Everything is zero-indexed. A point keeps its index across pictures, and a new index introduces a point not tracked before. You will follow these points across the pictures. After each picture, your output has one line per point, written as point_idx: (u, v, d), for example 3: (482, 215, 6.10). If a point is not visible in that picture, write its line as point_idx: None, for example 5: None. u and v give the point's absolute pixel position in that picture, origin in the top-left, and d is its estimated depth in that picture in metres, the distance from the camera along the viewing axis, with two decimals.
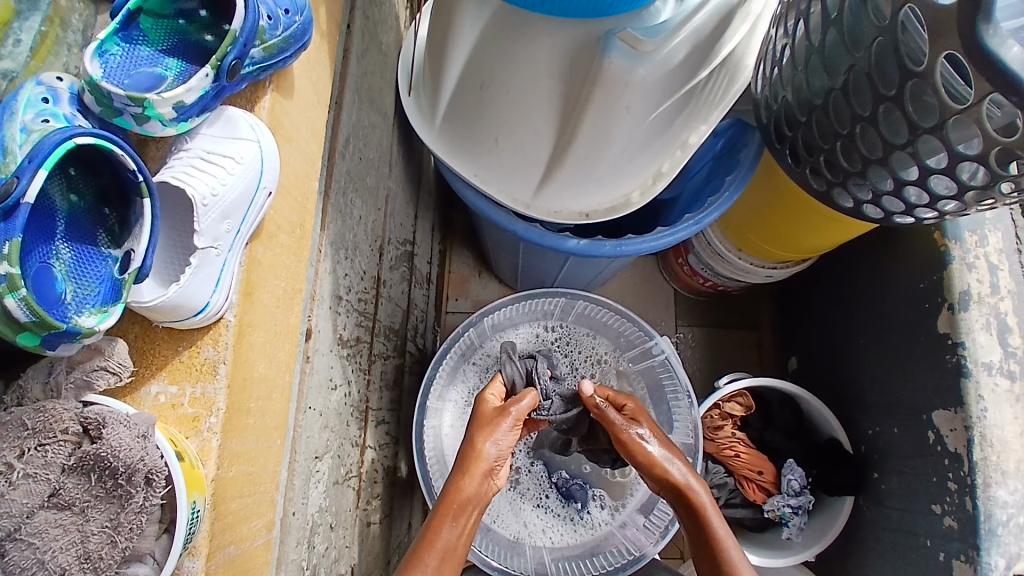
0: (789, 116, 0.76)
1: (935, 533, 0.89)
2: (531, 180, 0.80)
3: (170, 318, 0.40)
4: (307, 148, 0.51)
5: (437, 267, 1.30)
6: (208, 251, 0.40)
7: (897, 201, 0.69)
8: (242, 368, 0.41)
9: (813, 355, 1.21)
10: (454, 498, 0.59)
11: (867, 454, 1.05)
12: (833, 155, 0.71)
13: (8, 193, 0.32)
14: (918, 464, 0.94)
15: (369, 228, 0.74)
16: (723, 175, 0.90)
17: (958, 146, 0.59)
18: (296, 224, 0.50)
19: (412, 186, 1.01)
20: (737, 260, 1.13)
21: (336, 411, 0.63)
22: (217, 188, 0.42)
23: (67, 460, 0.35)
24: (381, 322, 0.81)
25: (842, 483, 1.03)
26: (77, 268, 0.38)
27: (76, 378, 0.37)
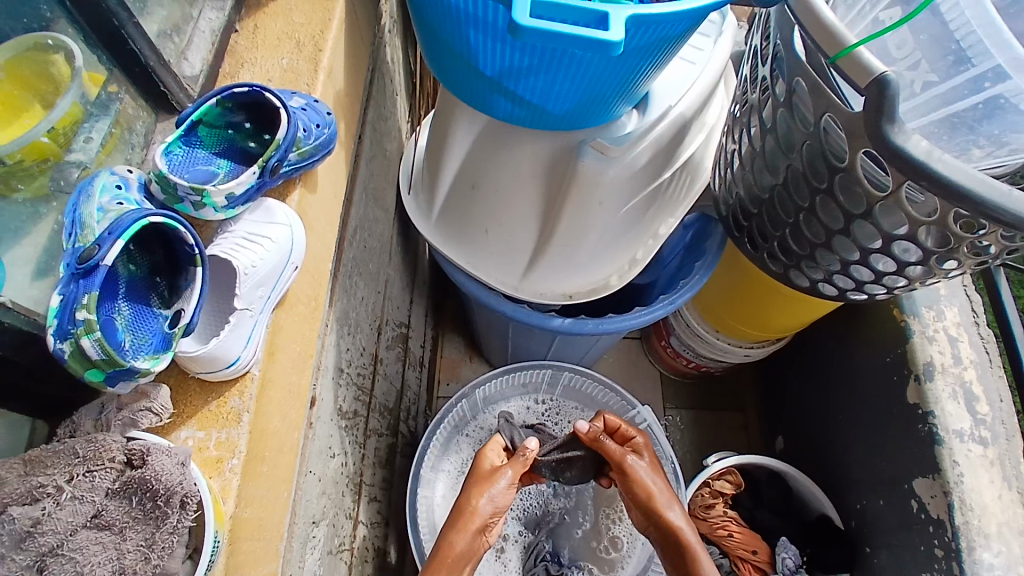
0: (744, 209, 0.86)
1: None
2: (519, 265, 0.88)
3: (206, 369, 0.44)
4: (324, 235, 0.59)
5: (429, 352, 1.35)
6: (244, 313, 0.46)
7: (847, 279, 0.78)
8: (261, 418, 0.46)
9: (797, 434, 1.24)
10: (437, 567, 0.66)
11: (856, 530, 1.05)
12: (785, 241, 0.80)
13: (90, 257, 0.37)
14: (903, 535, 0.95)
15: (370, 309, 0.81)
16: (694, 259, 0.99)
17: (889, 228, 0.67)
18: (311, 299, 0.56)
19: (408, 275, 1.09)
20: (715, 340, 1.19)
21: (332, 480, 0.66)
22: (256, 261, 0.48)
23: (111, 485, 0.39)
24: (376, 400, 0.86)
25: (835, 560, 1.03)
26: (134, 323, 0.42)
27: (124, 416, 0.41)
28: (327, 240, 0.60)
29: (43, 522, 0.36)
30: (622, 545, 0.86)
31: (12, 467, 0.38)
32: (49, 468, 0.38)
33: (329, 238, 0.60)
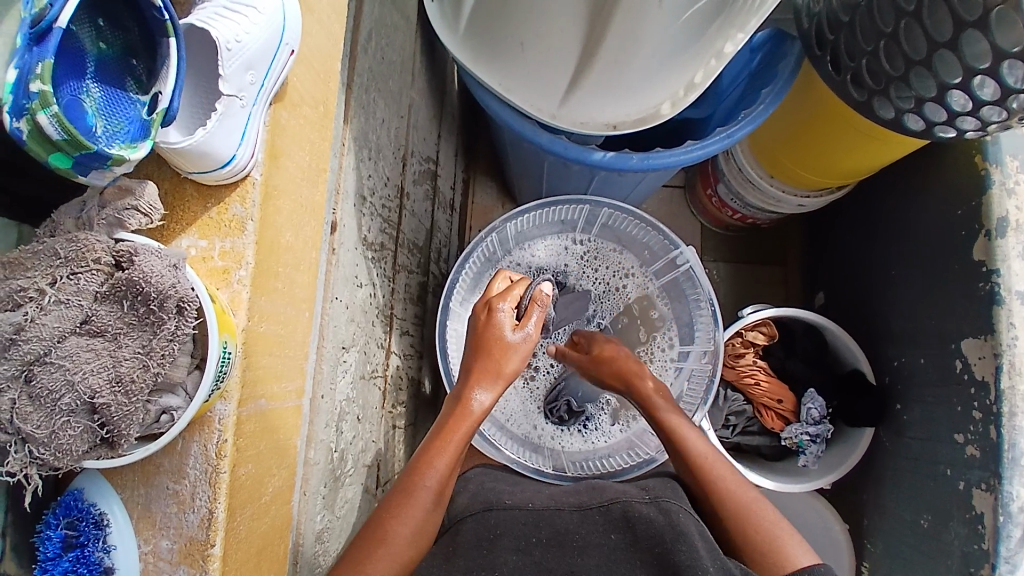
0: (831, 20, 0.71)
1: (956, 462, 0.89)
2: (557, 90, 0.78)
3: (197, 168, 0.40)
4: (327, 32, 0.50)
5: (460, 196, 1.30)
6: (233, 99, 0.41)
7: (939, 109, 0.65)
8: (268, 230, 0.43)
9: (841, 289, 1.18)
10: (449, 429, 0.65)
11: (890, 386, 1.04)
12: (876, 60, 0.67)
13: (43, 18, 0.32)
14: (940, 392, 0.93)
15: (393, 134, 0.74)
16: (759, 87, 0.86)
17: (1003, 42, 0.56)
18: (313, 112, 0.50)
19: (435, 104, 1.00)
20: (768, 187, 1.09)
21: (362, 308, 0.65)
22: (240, 35, 0.41)
23: (99, 289, 0.35)
24: (404, 234, 0.83)
25: (865, 412, 1.03)
26: (107, 106, 0.37)
27: (109, 215, 0.38)
28: (331, 39, 0.51)
29: (27, 329, 0.32)
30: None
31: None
32: (29, 271, 0.34)
33: (333, 38, 0.52)
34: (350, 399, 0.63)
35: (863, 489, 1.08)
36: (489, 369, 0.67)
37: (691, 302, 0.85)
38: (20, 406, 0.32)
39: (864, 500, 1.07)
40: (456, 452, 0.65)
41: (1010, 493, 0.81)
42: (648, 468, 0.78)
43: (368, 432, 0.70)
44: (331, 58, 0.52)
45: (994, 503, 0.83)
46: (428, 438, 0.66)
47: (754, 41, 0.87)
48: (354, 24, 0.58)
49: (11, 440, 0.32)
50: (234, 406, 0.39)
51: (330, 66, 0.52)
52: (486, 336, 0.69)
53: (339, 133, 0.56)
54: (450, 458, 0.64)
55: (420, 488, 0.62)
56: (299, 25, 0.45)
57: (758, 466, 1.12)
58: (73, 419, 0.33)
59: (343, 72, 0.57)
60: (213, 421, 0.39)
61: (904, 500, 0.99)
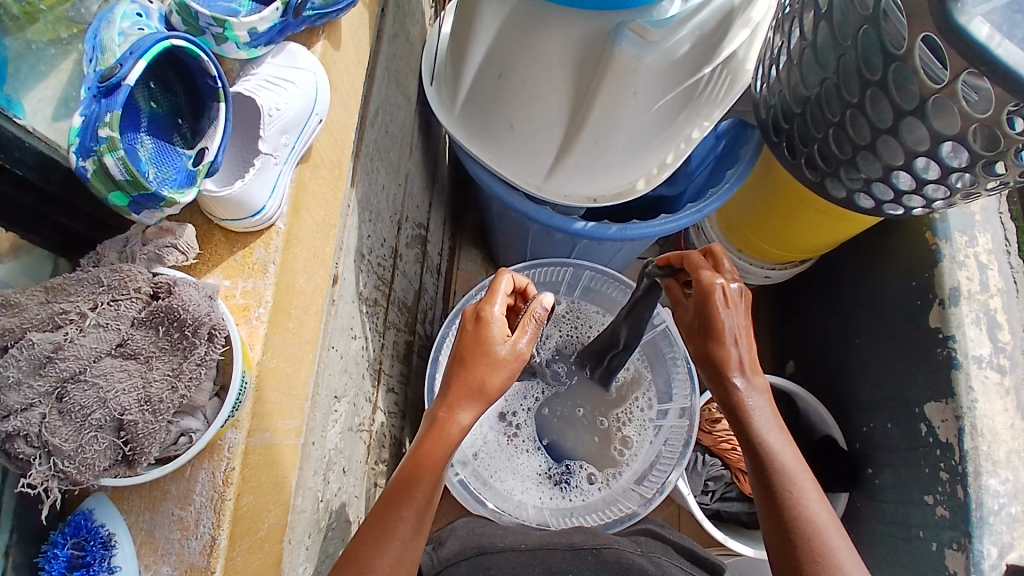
0: (785, 111, 0.80)
1: (928, 524, 0.92)
2: (544, 164, 0.85)
3: (230, 217, 0.46)
4: (339, 106, 0.57)
5: (445, 263, 1.35)
6: (268, 159, 0.47)
7: (887, 189, 0.73)
8: (286, 273, 0.48)
9: (808, 358, 1.24)
10: (425, 444, 0.57)
11: (860, 450, 1.08)
12: (827, 146, 0.76)
13: (112, 75, 0.38)
14: (909, 456, 0.97)
15: (390, 199, 0.80)
16: (723, 170, 0.95)
17: (940, 128, 0.63)
18: (325, 174, 0.55)
19: (428, 174, 1.07)
20: (737, 259, 1.17)
21: (354, 360, 0.67)
22: (280, 104, 0.48)
23: (137, 314, 0.40)
24: (395, 294, 0.86)
25: (836, 479, 1.06)
26: (158, 156, 0.43)
27: (150, 250, 0.43)
28: (342, 111, 0.58)
29: (64, 348, 0.37)
30: (632, 444, 0.87)
31: (34, 294, 0.39)
32: (71, 296, 0.39)
33: (345, 113, 0.58)
34: (338, 448, 0.64)
35: None
36: (468, 380, 0.58)
37: (668, 361, 0.88)
38: (51, 419, 0.36)
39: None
40: (433, 482, 0.56)
41: (979, 551, 0.83)
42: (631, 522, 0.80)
43: (352, 486, 0.70)
44: (342, 129, 0.58)
45: (966, 561, 0.84)
46: (417, 447, 0.57)
47: (717, 133, 0.98)
48: (365, 102, 0.65)
49: (37, 453, 0.36)
50: (244, 435, 0.44)
51: (341, 136, 0.58)
52: (469, 345, 0.59)
53: (348, 192, 0.61)
54: (428, 490, 0.56)
55: (399, 507, 0.55)
56: (328, 97, 0.52)
57: (738, 533, 1.12)
58: (101, 434, 0.37)
59: (356, 141, 0.63)
60: (223, 449, 0.43)
61: (883, 568, 1.00)
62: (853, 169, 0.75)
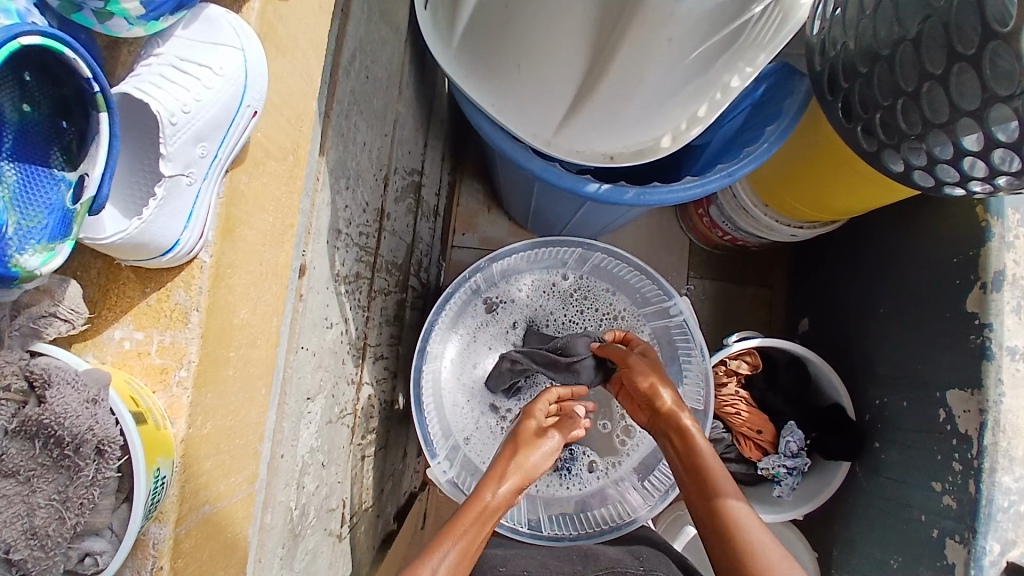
0: (847, 66, 0.67)
1: (930, 509, 0.89)
2: (554, 115, 0.73)
3: (133, 257, 0.38)
4: (279, 65, 0.45)
5: (444, 202, 1.26)
6: (178, 180, 0.38)
7: (952, 170, 0.61)
8: (217, 313, 0.40)
9: (825, 321, 1.17)
10: (478, 507, 0.64)
11: (869, 422, 1.03)
12: (891, 116, 0.63)
13: None
14: (921, 439, 0.93)
15: (375, 154, 0.69)
16: (760, 127, 0.82)
17: None
18: (268, 152, 0.46)
19: (424, 111, 0.95)
20: (762, 215, 1.07)
21: (331, 350, 0.60)
22: (189, 105, 0.39)
23: (9, 423, 0.34)
24: (383, 258, 0.78)
25: (838, 450, 1.03)
26: (21, 195, 0.34)
27: (22, 325, 0.36)
28: (298, 70, 0.46)
29: None
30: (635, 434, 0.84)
31: None
32: None
33: (295, 72, 0.48)
34: (314, 448, 0.59)
35: (835, 524, 1.09)
36: (518, 464, 0.69)
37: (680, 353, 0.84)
38: None
39: (839, 533, 1.07)
40: (472, 534, 0.62)
41: (982, 547, 0.81)
42: (628, 530, 0.77)
43: (334, 475, 0.67)
44: (290, 92, 0.47)
45: (966, 555, 0.82)
46: (468, 525, 0.63)
47: (757, 86, 0.84)
48: (331, 49, 0.54)
49: None
50: (171, 528, 0.38)
51: (289, 100, 0.48)
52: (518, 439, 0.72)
53: (309, 165, 0.51)
54: (459, 552, 0.61)
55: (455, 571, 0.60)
56: (264, 78, 0.43)
57: None
58: None
59: (319, 101, 0.52)
60: (148, 545, 0.37)
61: (874, 542, 1.00)
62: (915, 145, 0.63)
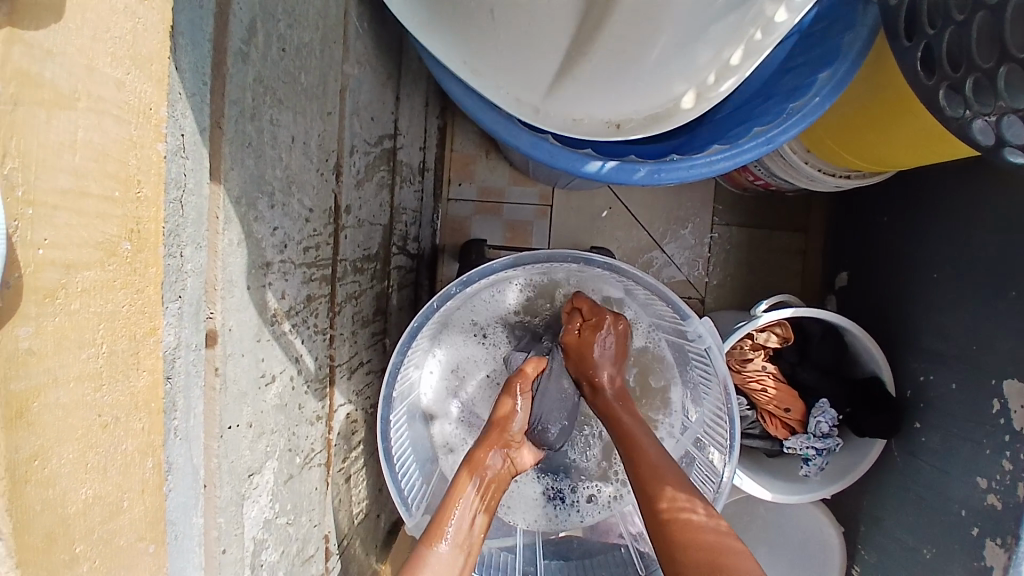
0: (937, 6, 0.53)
1: (972, 509, 0.74)
2: (544, 73, 0.57)
3: None
4: (115, 98, 0.32)
5: (433, 152, 1.06)
6: None
7: None
8: None
9: (864, 277, 0.96)
10: (483, 464, 0.63)
11: (909, 399, 0.85)
12: (988, 80, 0.51)
13: None
14: (969, 428, 0.75)
15: (316, 144, 0.54)
16: (811, 73, 0.64)
17: None
18: (88, 247, 0.32)
19: (391, 58, 0.77)
20: (803, 163, 0.87)
21: (273, 408, 0.50)
22: None
23: None
24: (348, 261, 0.66)
25: (872, 430, 0.85)
26: None
27: None
28: (128, 96, 0.33)
29: None
30: None
31: None
32: None
33: (138, 99, 0.33)
34: (274, 509, 0.52)
35: (857, 518, 0.92)
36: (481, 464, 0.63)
37: (698, 372, 0.71)
38: None
39: (860, 515, 0.91)
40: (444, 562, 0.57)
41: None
42: None
43: (307, 525, 0.59)
44: (133, 133, 0.33)
45: (1006, 561, 0.69)
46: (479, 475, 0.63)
47: (806, 16, 0.66)
48: (203, 31, 0.38)
49: None
50: None
51: (133, 143, 0.33)
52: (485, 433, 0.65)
53: (191, 208, 0.38)
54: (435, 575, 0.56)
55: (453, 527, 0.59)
56: None
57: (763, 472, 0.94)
58: None
59: (197, 114, 0.38)
60: None
61: (902, 537, 0.84)
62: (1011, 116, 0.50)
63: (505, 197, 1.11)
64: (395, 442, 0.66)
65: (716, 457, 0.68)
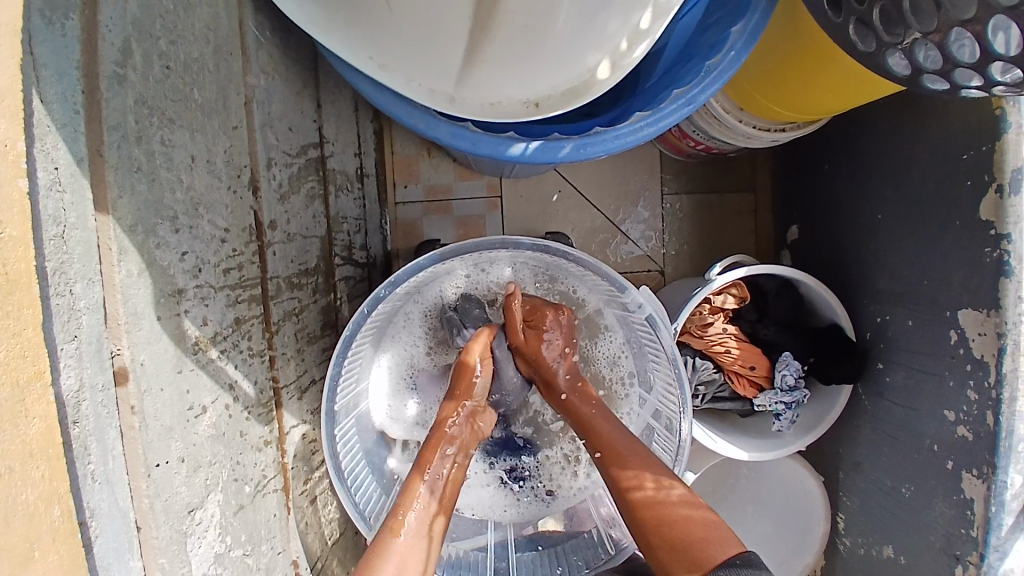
0: None
1: (945, 440, 0.75)
2: (453, 60, 0.55)
3: None
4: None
5: (372, 157, 1.04)
6: None
7: (976, 76, 0.50)
8: None
9: (814, 228, 0.97)
10: (430, 463, 0.60)
11: (870, 342, 0.85)
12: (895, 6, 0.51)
13: None
14: (930, 361, 0.76)
15: (225, 161, 0.52)
16: (723, 30, 0.64)
17: None
18: None
19: (306, 66, 0.74)
20: (736, 122, 0.87)
21: (209, 439, 0.48)
22: None
23: None
24: (281, 277, 0.63)
25: (840, 377, 0.85)
26: None
27: None
28: None
29: None
30: None
31: None
32: None
33: None
34: (225, 542, 0.50)
35: (835, 465, 0.93)
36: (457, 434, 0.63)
37: (648, 346, 0.70)
38: None
39: (837, 461, 0.92)
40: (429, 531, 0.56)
41: (1003, 481, 0.68)
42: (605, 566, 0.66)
43: (268, 553, 0.57)
44: None
45: (985, 492, 0.70)
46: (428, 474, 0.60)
47: None
48: (68, 59, 0.36)
49: None
50: None
51: None
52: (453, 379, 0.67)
53: (76, 242, 0.36)
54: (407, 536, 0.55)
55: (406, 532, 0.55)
56: None
57: (739, 433, 0.95)
58: None
59: (70, 143, 0.36)
60: None
61: (882, 480, 0.84)
62: (926, 43, 0.51)
63: (453, 195, 1.09)
64: (347, 455, 0.65)
65: (671, 429, 0.68)
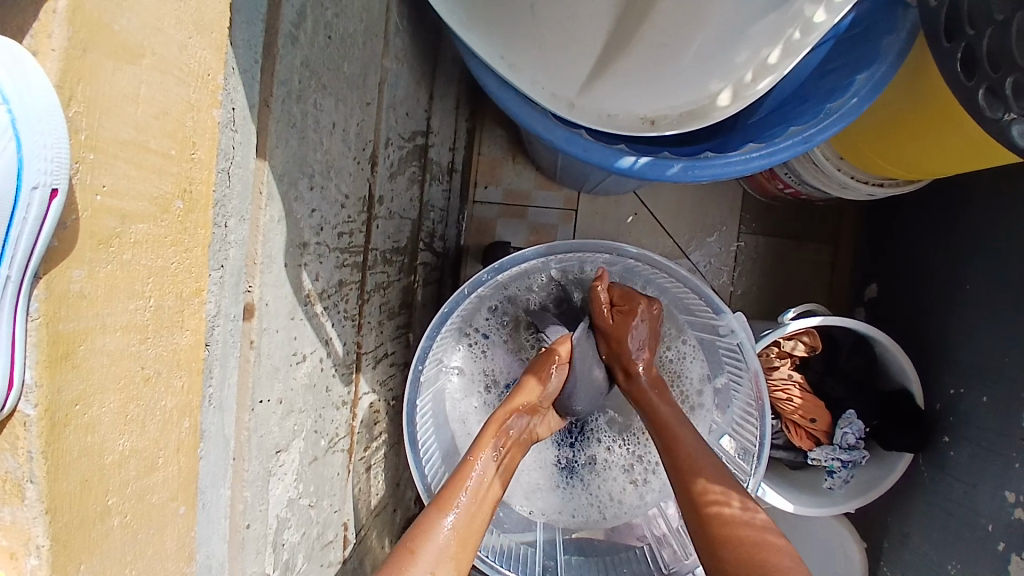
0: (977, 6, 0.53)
1: (1000, 521, 0.71)
2: (581, 69, 0.57)
3: None
4: (177, 61, 0.34)
5: (462, 153, 1.06)
6: None
7: None
8: (68, 451, 0.28)
9: (893, 288, 0.94)
10: (456, 501, 0.57)
11: (939, 414, 0.82)
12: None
13: None
14: (1000, 444, 0.73)
15: (354, 131, 0.55)
16: (848, 75, 0.64)
17: None
18: (144, 200, 0.32)
19: (426, 56, 0.77)
20: (836, 169, 0.85)
21: (302, 389, 0.50)
22: None
23: None
24: (377, 250, 0.66)
25: (900, 444, 0.82)
26: None
27: None
28: (189, 60, 0.34)
29: None
30: None
31: None
32: None
33: (197, 64, 0.35)
34: (297, 489, 0.52)
35: (880, 538, 0.89)
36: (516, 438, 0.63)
37: (728, 372, 0.71)
38: None
39: (883, 531, 0.89)
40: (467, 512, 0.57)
41: None
42: None
43: (328, 507, 0.59)
44: (192, 96, 0.35)
45: None
46: (452, 510, 0.56)
47: (844, 20, 0.65)
48: (257, 11, 0.39)
49: None
50: None
51: (191, 106, 0.35)
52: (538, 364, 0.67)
53: (237, 179, 0.39)
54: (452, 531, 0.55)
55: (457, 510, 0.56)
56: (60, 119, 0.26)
57: (786, 484, 0.92)
58: None
59: (247, 89, 0.39)
60: None
61: (927, 559, 0.80)
62: None
63: (531, 201, 1.11)
64: (422, 428, 0.67)
65: (745, 457, 0.68)
